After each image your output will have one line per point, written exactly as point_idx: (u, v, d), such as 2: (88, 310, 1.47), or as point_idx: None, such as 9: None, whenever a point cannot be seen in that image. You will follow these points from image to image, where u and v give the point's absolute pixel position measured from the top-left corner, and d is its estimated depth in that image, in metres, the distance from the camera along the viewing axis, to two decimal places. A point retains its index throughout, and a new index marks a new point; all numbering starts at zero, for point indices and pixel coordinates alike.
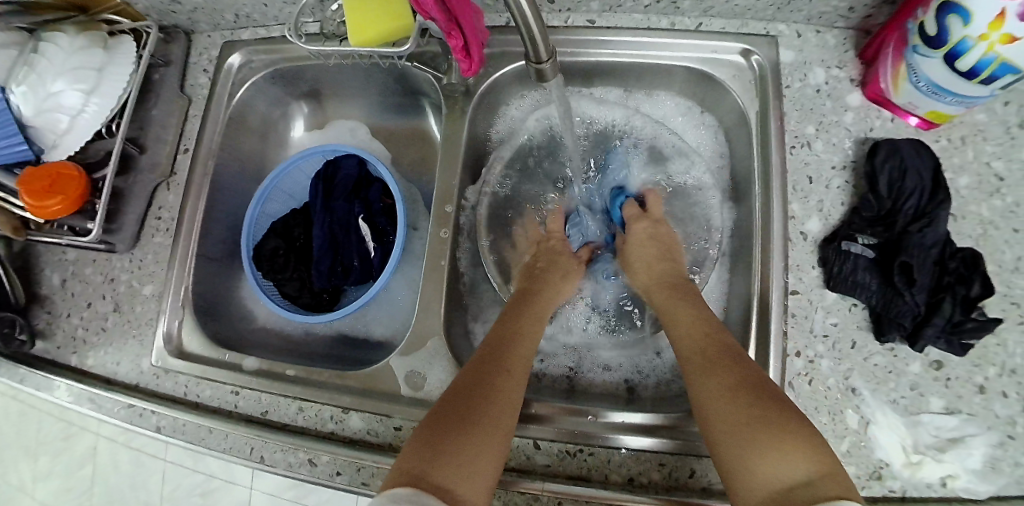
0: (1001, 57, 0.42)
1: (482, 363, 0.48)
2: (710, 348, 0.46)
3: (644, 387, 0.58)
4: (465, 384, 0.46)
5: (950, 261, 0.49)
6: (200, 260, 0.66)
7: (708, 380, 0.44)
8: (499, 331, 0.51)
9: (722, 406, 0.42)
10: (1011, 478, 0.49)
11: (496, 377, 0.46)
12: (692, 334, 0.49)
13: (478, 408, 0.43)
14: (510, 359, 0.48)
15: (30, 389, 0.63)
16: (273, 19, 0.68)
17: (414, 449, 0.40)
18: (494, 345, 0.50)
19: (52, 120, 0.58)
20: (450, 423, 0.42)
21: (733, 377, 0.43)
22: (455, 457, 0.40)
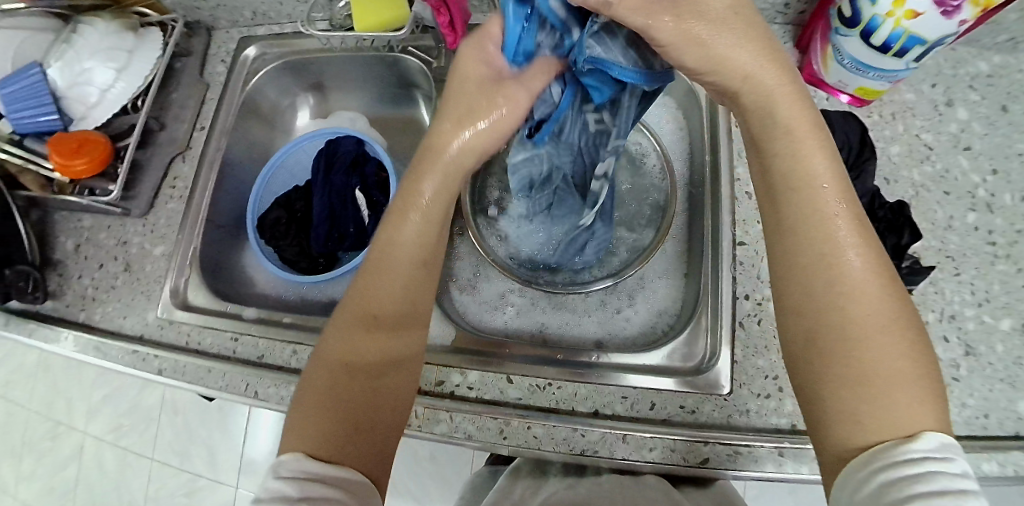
0: (908, 30, 0.49)
1: (357, 315, 0.44)
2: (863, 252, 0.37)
3: (614, 342, 0.61)
4: (340, 350, 0.43)
5: (880, 210, 0.54)
6: (208, 226, 0.72)
7: (862, 300, 0.36)
8: (366, 269, 0.46)
9: (867, 330, 0.35)
10: (959, 415, 0.53)
11: (373, 334, 0.44)
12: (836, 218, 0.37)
13: (361, 375, 0.43)
14: (384, 308, 0.45)
15: (39, 342, 0.67)
16: (286, 17, 0.75)
17: (300, 429, 0.40)
18: (363, 296, 0.45)
19: (83, 93, 0.65)
20: (342, 395, 0.42)
21: (875, 295, 0.36)
22: (350, 436, 0.40)
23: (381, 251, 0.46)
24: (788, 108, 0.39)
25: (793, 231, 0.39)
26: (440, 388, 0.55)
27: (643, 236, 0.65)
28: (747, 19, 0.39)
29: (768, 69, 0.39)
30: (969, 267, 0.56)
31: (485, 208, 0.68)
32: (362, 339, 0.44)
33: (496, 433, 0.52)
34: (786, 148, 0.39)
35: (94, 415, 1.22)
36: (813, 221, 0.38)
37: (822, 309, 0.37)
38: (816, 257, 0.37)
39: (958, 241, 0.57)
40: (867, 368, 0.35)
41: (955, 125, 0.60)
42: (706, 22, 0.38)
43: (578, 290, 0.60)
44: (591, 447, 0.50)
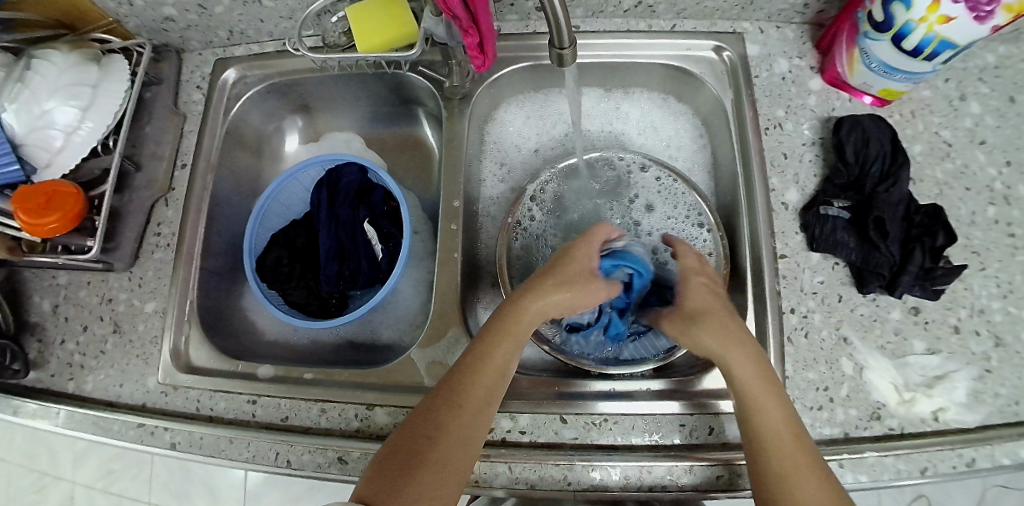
0: (940, 36, 0.48)
1: (456, 378, 0.48)
2: (800, 448, 0.44)
3: (672, 368, 0.59)
4: (422, 421, 0.46)
5: (916, 215, 0.56)
6: (203, 273, 0.65)
7: (796, 481, 0.43)
8: (467, 358, 0.50)
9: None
10: (995, 406, 0.53)
11: (454, 412, 0.46)
12: (780, 433, 0.45)
13: (436, 437, 0.45)
14: (468, 395, 0.47)
15: (25, 421, 0.60)
16: (267, 35, 0.69)
17: (374, 474, 0.44)
18: (454, 381, 0.48)
19: (46, 137, 0.58)
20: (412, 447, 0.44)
21: (813, 476, 0.43)
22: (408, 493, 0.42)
23: (487, 342, 0.50)
24: (734, 343, 0.48)
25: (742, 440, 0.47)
26: (492, 435, 0.53)
27: (713, 245, 0.63)
28: (698, 282, 0.54)
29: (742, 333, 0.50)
30: (993, 260, 0.57)
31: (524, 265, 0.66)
32: (440, 415, 0.46)
33: (560, 480, 0.50)
34: (742, 373, 0.47)
35: (83, 461, 1.08)
36: (759, 440, 0.45)
37: (774, 493, 0.43)
38: (763, 464, 0.44)
39: (981, 236, 0.58)
40: None
41: (969, 119, 0.61)
42: (699, 314, 0.51)
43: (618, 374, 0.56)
44: (659, 483, 0.49)
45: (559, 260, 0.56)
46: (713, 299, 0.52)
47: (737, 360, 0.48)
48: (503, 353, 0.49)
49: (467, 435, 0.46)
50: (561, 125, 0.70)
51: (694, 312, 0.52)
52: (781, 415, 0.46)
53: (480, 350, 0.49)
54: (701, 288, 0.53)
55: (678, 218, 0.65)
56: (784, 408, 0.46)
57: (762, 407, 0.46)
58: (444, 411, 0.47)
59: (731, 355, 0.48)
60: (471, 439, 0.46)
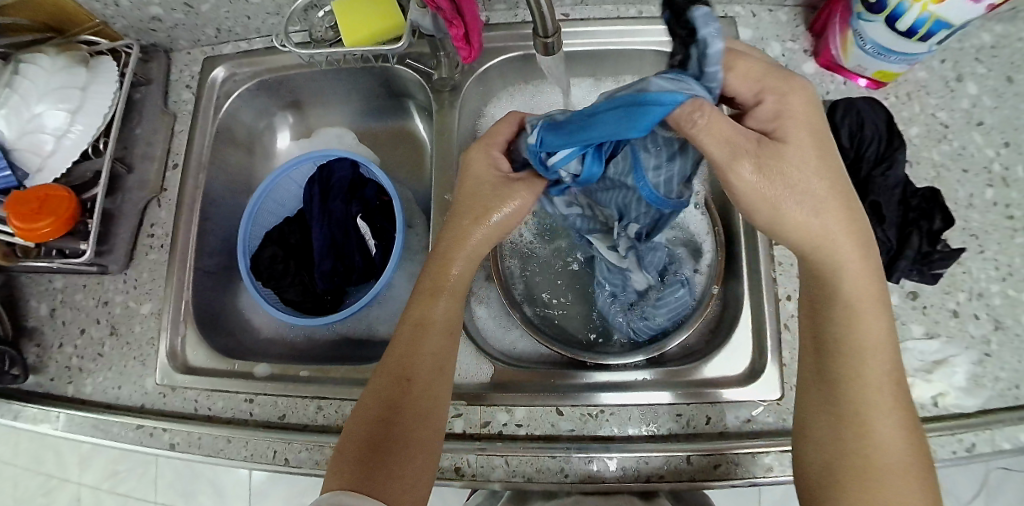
0: (934, 15, 0.48)
1: (400, 345, 0.47)
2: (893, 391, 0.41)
3: (669, 355, 0.59)
4: (378, 402, 0.45)
5: (913, 198, 0.55)
6: (198, 274, 0.65)
7: (881, 420, 0.40)
8: (404, 330, 0.48)
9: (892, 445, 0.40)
10: (994, 389, 0.53)
11: (408, 392, 0.45)
12: (879, 369, 0.41)
13: (400, 405, 0.45)
14: (417, 369, 0.46)
15: (27, 425, 0.60)
16: (255, 32, 0.69)
17: (345, 469, 0.43)
18: (398, 361, 0.47)
19: (37, 142, 0.58)
20: (382, 418, 0.45)
21: (899, 416, 0.41)
22: (387, 475, 0.42)
23: (421, 308, 0.48)
24: (851, 240, 0.40)
25: (819, 360, 0.43)
26: (488, 428, 0.53)
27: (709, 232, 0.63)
28: (818, 133, 0.41)
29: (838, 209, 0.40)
30: (991, 243, 0.57)
31: (518, 256, 0.66)
32: (397, 398, 0.45)
33: (558, 472, 0.50)
34: (851, 285, 0.41)
35: (88, 463, 1.09)
36: (855, 368, 0.41)
37: (857, 422, 0.41)
38: (852, 400, 0.41)
39: (980, 218, 0.57)
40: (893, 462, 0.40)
41: (966, 100, 0.61)
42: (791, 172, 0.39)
43: (614, 366, 0.56)
44: (655, 473, 0.49)
45: (470, 183, 0.51)
46: (819, 154, 0.40)
47: (849, 271, 0.41)
48: (443, 313, 0.48)
49: (427, 409, 0.46)
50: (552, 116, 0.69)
51: (789, 164, 0.39)
52: (882, 344, 0.41)
53: (420, 320, 0.48)
54: (806, 129, 0.40)
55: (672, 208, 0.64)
56: (886, 335, 0.42)
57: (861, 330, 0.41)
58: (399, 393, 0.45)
59: (844, 258, 0.40)
60: (430, 413, 0.46)
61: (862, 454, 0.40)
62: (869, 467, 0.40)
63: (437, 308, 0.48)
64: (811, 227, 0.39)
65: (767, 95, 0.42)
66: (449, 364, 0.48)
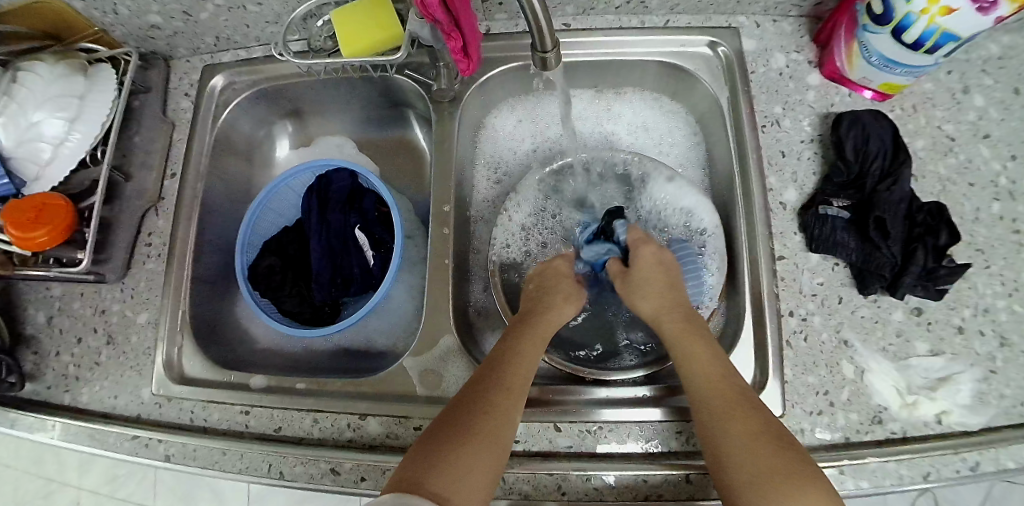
0: (942, 27, 0.47)
1: (491, 362, 0.50)
2: (728, 388, 0.47)
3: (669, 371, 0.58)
4: (457, 413, 0.46)
5: (918, 214, 0.54)
6: (195, 283, 0.65)
7: (720, 423, 0.45)
8: (498, 352, 0.51)
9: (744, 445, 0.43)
10: (1000, 408, 0.52)
11: (492, 406, 0.46)
12: (709, 374, 0.48)
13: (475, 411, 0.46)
14: (510, 383, 0.48)
15: (23, 434, 0.60)
16: (254, 40, 0.68)
17: (417, 466, 0.43)
18: (489, 369, 0.49)
19: (34, 150, 0.57)
20: (455, 420, 0.46)
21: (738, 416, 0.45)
22: (453, 483, 0.42)
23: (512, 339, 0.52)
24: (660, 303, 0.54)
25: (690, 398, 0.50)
26: None
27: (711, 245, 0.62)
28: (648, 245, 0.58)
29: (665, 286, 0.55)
30: (998, 258, 0.56)
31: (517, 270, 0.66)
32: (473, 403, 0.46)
33: (554, 489, 0.49)
34: (672, 331, 0.52)
35: (88, 466, 1.09)
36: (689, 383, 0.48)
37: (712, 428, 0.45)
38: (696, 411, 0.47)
39: (986, 232, 0.56)
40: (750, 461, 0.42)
41: (973, 113, 0.60)
42: (642, 282, 0.55)
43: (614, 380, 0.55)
44: (654, 492, 0.49)
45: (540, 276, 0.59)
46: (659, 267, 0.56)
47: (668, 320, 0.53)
48: (530, 347, 0.51)
49: (496, 421, 0.45)
50: (552, 128, 0.69)
51: (639, 279, 0.55)
52: (707, 356, 0.49)
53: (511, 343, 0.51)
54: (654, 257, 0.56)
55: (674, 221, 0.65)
56: (715, 356, 0.49)
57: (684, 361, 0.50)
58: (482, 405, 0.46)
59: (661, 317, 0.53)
60: (500, 431, 0.45)
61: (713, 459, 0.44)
62: (726, 461, 0.43)
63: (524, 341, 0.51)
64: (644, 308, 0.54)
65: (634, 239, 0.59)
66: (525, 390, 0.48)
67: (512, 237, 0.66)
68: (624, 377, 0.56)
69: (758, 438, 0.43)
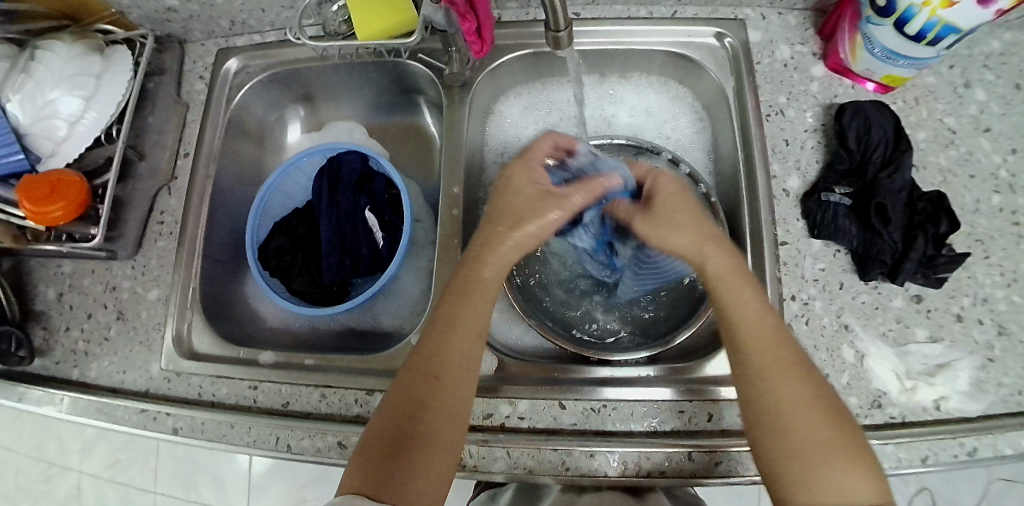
0: (943, 20, 0.48)
1: (425, 351, 0.48)
2: (783, 356, 0.44)
3: (671, 355, 0.59)
4: (402, 401, 0.46)
5: (919, 202, 0.56)
6: (206, 262, 0.66)
7: (779, 383, 0.43)
8: (438, 322, 0.49)
9: (799, 421, 0.42)
10: (998, 395, 0.52)
11: (429, 394, 0.46)
12: (761, 336, 0.45)
13: (421, 407, 0.46)
14: (446, 368, 0.47)
15: (31, 407, 0.61)
16: (269, 25, 0.69)
17: (359, 471, 0.43)
18: (428, 356, 0.48)
19: (50, 126, 0.58)
20: (400, 417, 0.45)
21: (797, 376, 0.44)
22: (401, 480, 0.43)
23: (455, 307, 0.49)
24: (705, 241, 0.48)
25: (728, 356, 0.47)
26: (490, 421, 0.53)
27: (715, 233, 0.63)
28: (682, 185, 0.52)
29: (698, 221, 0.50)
30: (997, 249, 0.57)
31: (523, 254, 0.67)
32: (417, 399, 0.46)
33: (558, 465, 0.50)
34: (721, 273, 0.47)
35: (90, 451, 1.09)
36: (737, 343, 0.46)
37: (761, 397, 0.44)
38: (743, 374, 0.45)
39: (986, 223, 0.57)
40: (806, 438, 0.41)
41: (974, 107, 0.61)
42: (661, 211, 0.50)
43: (617, 361, 0.56)
44: (657, 469, 0.49)
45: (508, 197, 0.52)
46: (681, 199, 0.51)
47: (713, 255, 0.48)
48: (472, 317, 0.49)
49: (441, 416, 0.46)
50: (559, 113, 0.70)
51: (660, 211, 0.51)
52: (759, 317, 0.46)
53: (450, 319, 0.49)
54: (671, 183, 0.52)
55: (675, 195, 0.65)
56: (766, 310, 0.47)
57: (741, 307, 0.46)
58: (422, 396, 0.46)
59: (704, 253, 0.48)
60: (447, 425, 0.46)
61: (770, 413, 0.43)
62: (783, 434, 0.42)
63: (464, 314, 0.49)
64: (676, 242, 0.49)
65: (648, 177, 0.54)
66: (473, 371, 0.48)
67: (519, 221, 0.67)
68: (627, 358, 0.57)
69: (813, 409, 0.43)
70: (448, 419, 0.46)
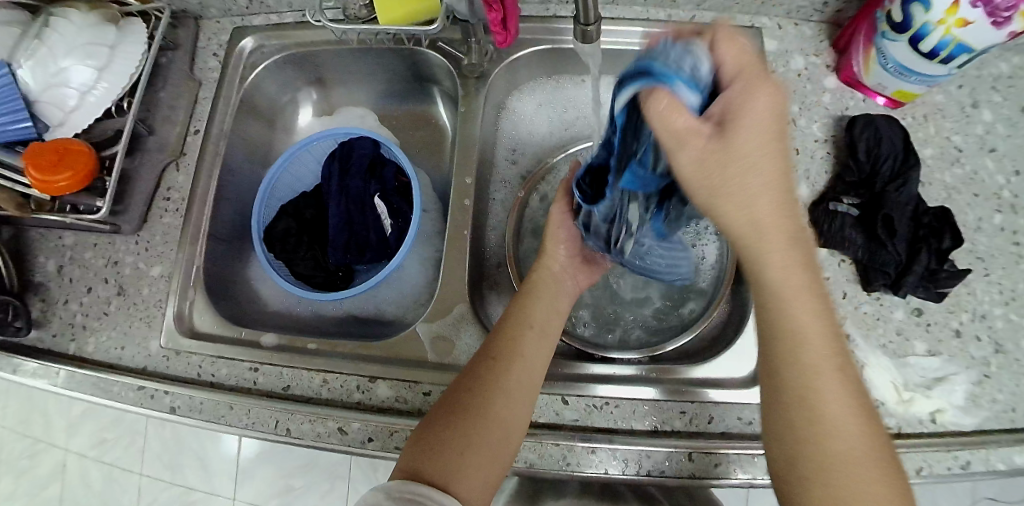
0: (957, 38, 0.49)
1: (492, 346, 0.50)
2: (843, 400, 0.37)
3: (673, 356, 0.59)
4: (463, 388, 0.48)
5: (924, 216, 0.56)
6: (210, 241, 0.65)
7: (831, 431, 0.37)
8: (509, 322, 0.52)
9: (844, 468, 0.37)
10: (991, 410, 0.53)
11: (495, 380, 0.47)
12: (819, 374, 0.37)
13: (480, 398, 0.47)
14: (510, 365, 0.48)
15: (25, 379, 0.60)
16: (287, 6, 0.69)
17: (416, 443, 0.45)
18: (495, 348, 0.50)
19: (61, 96, 0.58)
20: (460, 407, 0.47)
21: (852, 413, 0.37)
22: (451, 458, 0.44)
23: (522, 310, 0.53)
24: (775, 246, 0.33)
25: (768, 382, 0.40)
26: None
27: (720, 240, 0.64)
28: (783, 142, 0.31)
29: (778, 191, 0.32)
30: (996, 267, 0.58)
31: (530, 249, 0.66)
32: (478, 391, 0.47)
33: (559, 460, 0.50)
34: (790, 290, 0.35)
35: (76, 428, 1.08)
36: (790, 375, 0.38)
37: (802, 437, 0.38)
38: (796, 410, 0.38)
39: (987, 242, 0.58)
40: (844, 483, 0.37)
41: (981, 127, 0.62)
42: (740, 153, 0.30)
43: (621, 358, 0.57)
44: (657, 468, 0.50)
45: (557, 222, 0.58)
46: (766, 136, 0.31)
47: (779, 271, 0.34)
48: (538, 319, 0.52)
49: (499, 413, 0.46)
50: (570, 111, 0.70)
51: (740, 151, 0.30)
52: (823, 348, 0.37)
53: (519, 321, 0.52)
54: (767, 116, 0.31)
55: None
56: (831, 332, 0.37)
57: (795, 331, 0.36)
58: (491, 373, 0.48)
59: (765, 255, 0.33)
60: (505, 424, 0.46)
61: (808, 456, 0.37)
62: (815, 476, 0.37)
63: (533, 316, 0.52)
64: (736, 225, 0.32)
65: (738, 81, 0.31)
66: (539, 375, 0.49)
67: (528, 215, 0.67)
68: (633, 355, 0.57)
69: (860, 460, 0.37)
70: (504, 419, 0.46)
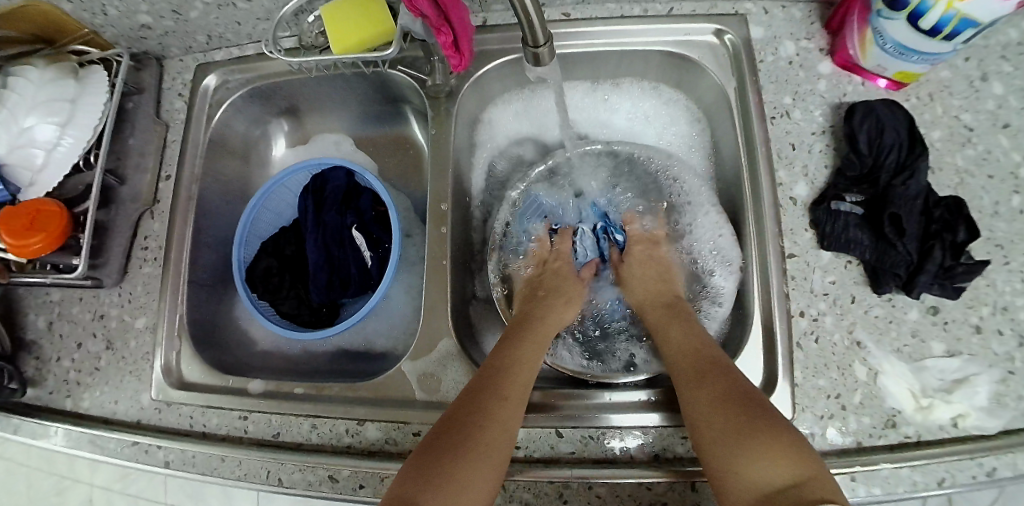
0: (960, 13, 0.44)
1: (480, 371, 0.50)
2: (700, 361, 0.49)
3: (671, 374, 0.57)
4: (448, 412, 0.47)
5: (936, 209, 0.52)
6: (192, 287, 0.64)
7: (699, 386, 0.47)
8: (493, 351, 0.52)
9: (711, 409, 0.45)
10: (1018, 410, 0.49)
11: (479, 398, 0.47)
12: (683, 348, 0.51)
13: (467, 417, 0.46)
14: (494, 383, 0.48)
15: (25, 439, 0.60)
16: (247, 37, 0.67)
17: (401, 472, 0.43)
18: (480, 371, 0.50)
19: (28, 156, 0.57)
20: (444, 428, 0.45)
21: (718, 372, 0.47)
22: (438, 479, 0.42)
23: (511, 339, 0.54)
24: (654, 307, 0.58)
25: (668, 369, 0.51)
26: None
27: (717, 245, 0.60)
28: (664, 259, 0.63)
29: (652, 279, 0.62)
30: (1018, 254, 0.53)
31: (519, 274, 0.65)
32: (461, 411, 0.46)
33: (556, 497, 0.48)
34: (653, 319, 0.57)
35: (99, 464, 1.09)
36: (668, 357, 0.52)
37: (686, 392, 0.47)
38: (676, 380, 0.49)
39: (1005, 227, 0.54)
40: (721, 425, 0.43)
41: (992, 101, 0.57)
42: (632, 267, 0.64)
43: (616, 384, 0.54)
44: (659, 500, 0.48)
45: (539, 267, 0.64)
46: (652, 267, 0.63)
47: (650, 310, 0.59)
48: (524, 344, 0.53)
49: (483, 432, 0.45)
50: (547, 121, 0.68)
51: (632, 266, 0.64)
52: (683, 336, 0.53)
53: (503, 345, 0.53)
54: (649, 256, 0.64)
55: (696, 202, 0.63)
56: (691, 333, 0.53)
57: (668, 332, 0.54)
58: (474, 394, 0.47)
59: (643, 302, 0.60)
60: (490, 444, 0.44)
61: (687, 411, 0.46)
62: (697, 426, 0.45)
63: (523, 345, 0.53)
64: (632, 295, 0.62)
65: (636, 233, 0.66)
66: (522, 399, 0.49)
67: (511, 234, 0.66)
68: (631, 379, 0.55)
69: (730, 399, 0.45)
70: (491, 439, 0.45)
